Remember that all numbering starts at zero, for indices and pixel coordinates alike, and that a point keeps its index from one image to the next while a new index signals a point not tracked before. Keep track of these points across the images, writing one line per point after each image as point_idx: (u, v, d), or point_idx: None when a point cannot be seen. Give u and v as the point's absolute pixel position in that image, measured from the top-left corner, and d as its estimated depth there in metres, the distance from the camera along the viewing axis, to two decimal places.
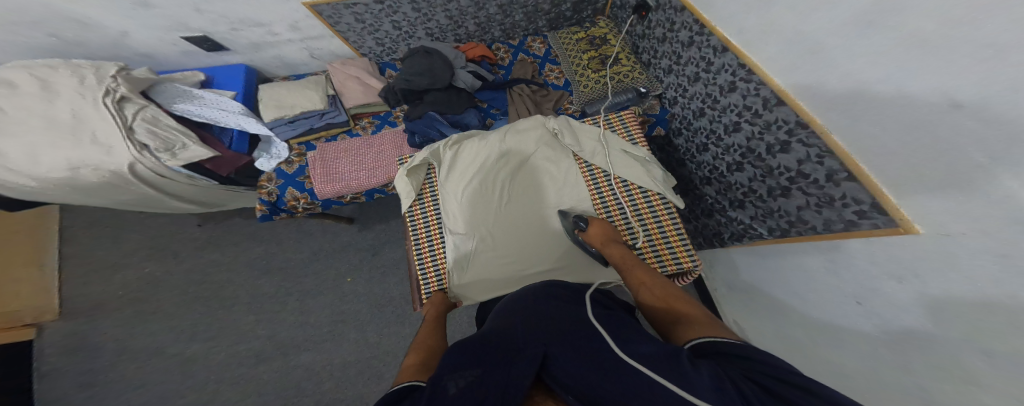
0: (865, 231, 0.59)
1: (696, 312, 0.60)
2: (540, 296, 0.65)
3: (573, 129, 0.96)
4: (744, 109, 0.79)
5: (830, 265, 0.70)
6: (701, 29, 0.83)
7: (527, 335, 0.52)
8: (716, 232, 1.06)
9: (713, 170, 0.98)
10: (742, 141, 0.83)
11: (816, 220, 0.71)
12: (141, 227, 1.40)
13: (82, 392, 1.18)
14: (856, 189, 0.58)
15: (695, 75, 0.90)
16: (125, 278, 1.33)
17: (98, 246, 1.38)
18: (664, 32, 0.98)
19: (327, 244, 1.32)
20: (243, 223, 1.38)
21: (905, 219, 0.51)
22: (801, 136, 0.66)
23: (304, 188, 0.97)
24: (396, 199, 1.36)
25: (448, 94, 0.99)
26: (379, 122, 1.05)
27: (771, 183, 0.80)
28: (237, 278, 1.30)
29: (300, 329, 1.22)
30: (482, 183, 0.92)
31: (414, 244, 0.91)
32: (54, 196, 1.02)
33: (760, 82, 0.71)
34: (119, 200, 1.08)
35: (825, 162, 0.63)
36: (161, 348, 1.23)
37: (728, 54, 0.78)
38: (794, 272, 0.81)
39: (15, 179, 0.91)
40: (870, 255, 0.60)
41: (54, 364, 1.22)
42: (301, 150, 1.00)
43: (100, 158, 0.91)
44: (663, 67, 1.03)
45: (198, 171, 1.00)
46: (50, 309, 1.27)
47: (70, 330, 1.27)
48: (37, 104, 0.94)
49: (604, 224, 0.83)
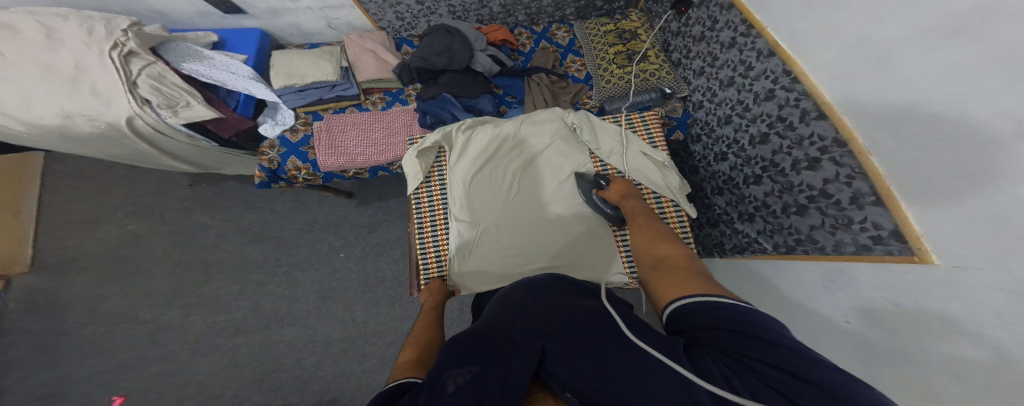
0: (877, 256, 0.60)
1: (688, 261, 0.62)
2: (540, 290, 0.63)
3: (592, 126, 0.96)
4: (778, 119, 0.79)
5: (830, 284, 0.71)
6: (750, 31, 0.82)
7: (526, 329, 0.50)
8: (717, 243, 1.07)
9: (727, 181, 0.99)
10: (767, 153, 0.83)
11: (827, 241, 0.72)
12: (127, 184, 1.34)
13: (44, 351, 1.13)
14: (880, 215, 0.59)
15: (730, 80, 0.91)
16: (105, 236, 1.27)
17: (80, 200, 1.31)
18: (702, 32, 0.98)
19: (322, 217, 1.28)
20: (236, 187, 1.32)
21: (923, 249, 0.52)
22: (835, 155, 0.66)
23: (306, 159, 0.94)
24: (399, 178, 1.32)
25: (464, 77, 0.98)
26: (390, 99, 1.03)
27: (787, 199, 0.81)
28: (225, 245, 1.25)
29: (286, 303, 1.18)
30: (494, 170, 0.92)
31: (417, 225, 0.90)
32: (47, 144, 0.99)
33: (803, 91, 0.71)
34: (111, 153, 1.05)
35: (854, 183, 0.63)
36: (134, 312, 1.18)
37: (774, 59, 0.77)
38: (790, 284, 0.83)
39: (3, 122, 0.89)
40: (875, 280, 0.61)
41: (17, 319, 1.17)
42: (307, 119, 0.99)
43: (97, 110, 0.88)
44: (693, 69, 1.04)
45: (198, 132, 0.98)
46: (20, 261, 1.22)
47: (39, 286, 1.21)
48: (39, 50, 0.92)
49: (627, 181, 0.87)
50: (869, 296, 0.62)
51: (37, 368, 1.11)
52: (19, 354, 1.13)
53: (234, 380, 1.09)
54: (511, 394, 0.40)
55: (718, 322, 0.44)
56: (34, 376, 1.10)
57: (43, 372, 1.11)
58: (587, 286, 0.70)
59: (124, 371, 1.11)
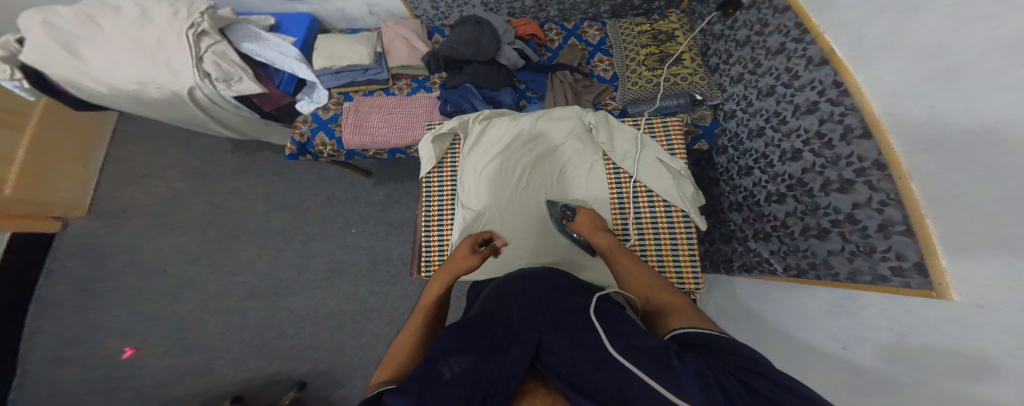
0: (892, 288, 0.56)
1: (681, 302, 0.57)
2: (541, 281, 0.61)
3: (610, 127, 0.94)
4: (816, 135, 0.72)
5: (834, 309, 0.66)
6: (803, 36, 0.74)
7: (522, 320, 0.48)
8: (726, 259, 1.02)
9: (748, 197, 0.93)
10: (797, 170, 0.78)
11: (843, 268, 0.67)
12: (179, 146, 1.48)
13: (82, 294, 1.28)
14: (907, 246, 0.54)
15: (770, 89, 0.84)
16: (152, 190, 1.41)
17: (138, 157, 1.47)
18: (748, 36, 0.91)
19: (341, 192, 1.33)
20: (270, 158, 1.42)
21: (943, 284, 0.48)
22: (872, 177, 0.60)
23: (332, 135, 1.01)
24: (418, 162, 1.36)
25: (488, 69, 1.01)
26: (416, 85, 1.09)
27: (809, 221, 0.75)
28: (250, 210, 1.34)
29: (297, 271, 1.25)
30: (504, 165, 0.92)
31: (425, 207, 0.94)
32: (120, 104, 1.12)
33: (850, 106, 0.63)
34: (170, 116, 1.17)
35: (885, 211, 0.58)
36: (162, 266, 1.30)
37: (825, 68, 0.69)
38: (788, 306, 0.78)
39: (90, 84, 1.02)
40: (882, 311, 0.57)
41: (66, 260, 1.33)
42: (339, 99, 1.07)
43: (167, 80, 1.00)
44: (731, 75, 0.97)
45: (245, 104, 1.08)
46: (79, 206, 1.37)
47: (91, 231, 1.36)
48: (132, 27, 1.05)
49: (590, 211, 0.84)
50: (874, 326, 0.57)
51: (74, 307, 1.27)
52: (59, 294, 1.29)
53: (236, 341, 1.17)
54: (504, 385, 0.38)
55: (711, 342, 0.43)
56: (73, 313, 1.26)
57: (80, 311, 1.26)
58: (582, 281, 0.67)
59: (144, 319, 1.23)
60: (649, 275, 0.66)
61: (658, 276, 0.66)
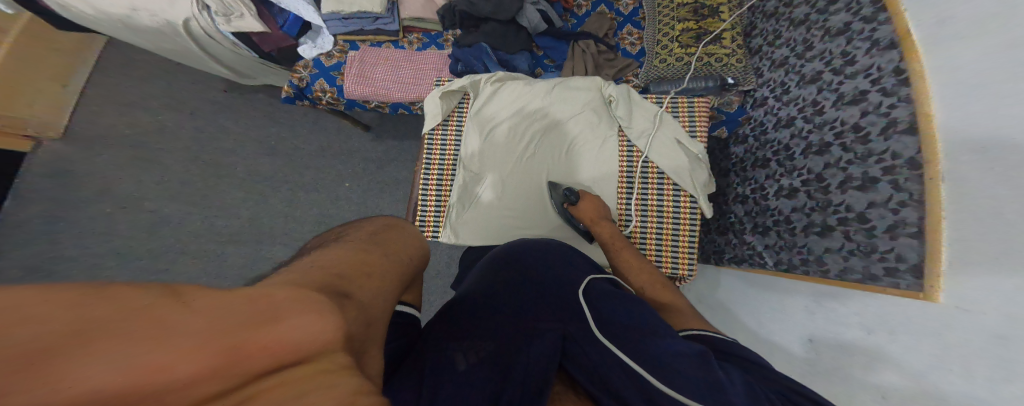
0: (878, 287, 0.58)
1: (679, 302, 0.67)
2: (557, 259, 0.67)
3: (630, 101, 0.90)
4: (852, 128, 0.68)
5: (812, 303, 0.69)
6: (877, 13, 0.65)
7: (541, 310, 0.55)
8: (718, 250, 1.01)
9: (756, 190, 0.90)
10: (818, 165, 0.74)
11: (836, 265, 0.68)
12: (169, 78, 1.44)
13: (48, 220, 1.24)
14: (910, 247, 0.55)
15: (815, 76, 0.76)
16: (136, 121, 1.38)
17: (125, 84, 1.43)
18: (807, 14, 0.79)
19: (337, 143, 1.34)
20: (265, 100, 1.40)
21: (934, 286, 0.50)
22: (900, 176, 0.58)
23: (333, 83, 1.01)
24: (418, 121, 1.35)
25: (507, 30, 0.98)
26: (427, 41, 1.06)
27: (815, 218, 0.74)
28: (241, 152, 1.34)
29: (284, 219, 1.27)
30: (513, 131, 0.91)
31: (426, 162, 0.92)
32: (112, 31, 1.06)
33: (905, 97, 0.58)
34: (160, 46, 1.10)
35: (901, 211, 0.57)
36: (141, 199, 1.29)
37: (891, 53, 0.61)
38: (764, 301, 0.81)
39: (77, 4, 0.95)
40: (860, 308, 0.60)
41: (34, 182, 1.28)
42: (344, 47, 1.04)
43: (161, 8, 0.93)
44: (773, 59, 0.89)
45: (243, 42, 1.03)
46: (54, 127, 1.32)
47: (63, 155, 1.32)
48: None
49: (595, 199, 0.85)
50: (848, 322, 0.61)
51: (38, 230, 1.23)
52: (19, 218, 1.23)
53: (215, 281, 1.20)
54: (541, 376, 0.47)
55: (718, 347, 0.53)
56: (36, 237, 1.22)
57: (44, 236, 1.22)
58: (587, 263, 0.70)
59: (117, 249, 1.22)
60: (652, 273, 0.75)
61: (659, 274, 0.75)
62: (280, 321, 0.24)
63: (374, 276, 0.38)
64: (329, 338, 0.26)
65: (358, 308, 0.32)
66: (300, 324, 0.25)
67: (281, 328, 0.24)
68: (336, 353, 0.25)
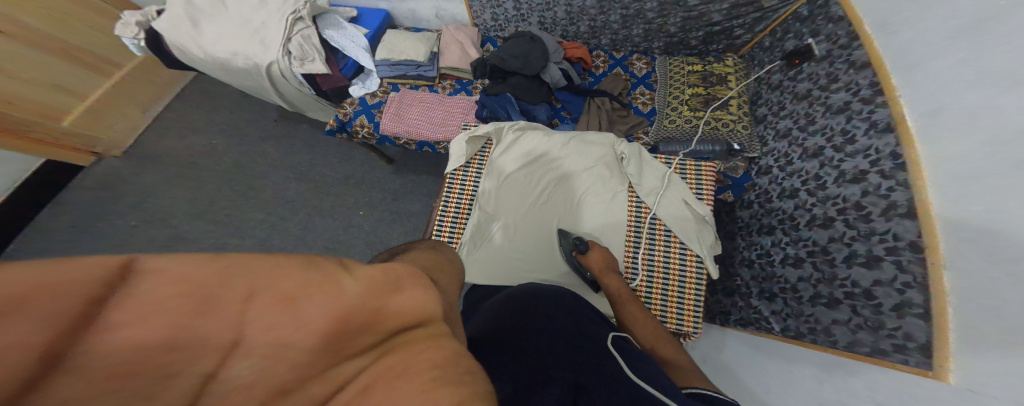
0: (888, 363, 0.54)
1: (682, 360, 0.61)
2: (553, 302, 0.62)
3: (642, 160, 0.91)
4: (854, 207, 0.66)
5: (822, 373, 0.60)
6: (874, 96, 0.65)
7: (553, 351, 0.51)
8: (723, 311, 0.94)
9: (762, 255, 0.86)
10: (823, 238, 0.71)
11: (843, 336, 0.63)
12: (228, 108, 1.61)
13: (87, 225, 1.35)
14: (918, 327, 0.51)
15: (817, 150, 0.76)
16: (190, 143, 1.53)
17: (191, 111, 1.61)
18: (809, 89, 0.82)
19: (361, 173, 1.41)
20: (306, 131, 1.53)
21: (944, 366, 0.46)
22: (902, 257, 0.55)
23: (372, 119, 1.12)
24: (439, 158, 1.41)
25: (531, 83, 1.06)
26: (459, 87, 1.17)
27: (821, 289, 0.70)
28: (272, 176, 1.44)
29: (294, 241, 1.31)
30: (527, 178, 0.94)
31: (445, 198, 0.94)
32: (207, 69, 1.21)
33: (902, 181, 0.56)
34: (242, 84, 1.26)
35: (906, 292, 0.54)
36: (170, 213, 1.38)
37: (888, 136, 0.60)
38: (771, 366, 0.70)
39: (192, 49, 1.12)
40: (871, 383, 0.53)
41: (86, 190, 1.43)
42: (387, 89, 1.17)
43: (255, 53, 1.09)
44: (777, 129, 0.90)
45: (308, 81, 1.14)
46: (120, 146, 1.51)
47: (116, 169, 1.48)
48: (248, 9, 1.13)
49: (604, 252, 0.81)
50: (859, 395, 0.52)
51: (74, 233, 1.34)
52: (65, 220, 1.37)
53: None
54: None
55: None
56: (69, 240, 1.32)
57: (77, 239, 1.32)
58: (597, 317, 0.63)
59: None
60: (657, 328, 0.69)
61: (664, 330, 0.69)
62: (403, 294, 0.29)
63: (446, 272, 0.42)
64: (433, 308, 0.30)
65: (441, 291, 0.37)
66: (419, 295, 0.29)
67: (405, 298, 0.28)
68: (438, 322, 0.29)
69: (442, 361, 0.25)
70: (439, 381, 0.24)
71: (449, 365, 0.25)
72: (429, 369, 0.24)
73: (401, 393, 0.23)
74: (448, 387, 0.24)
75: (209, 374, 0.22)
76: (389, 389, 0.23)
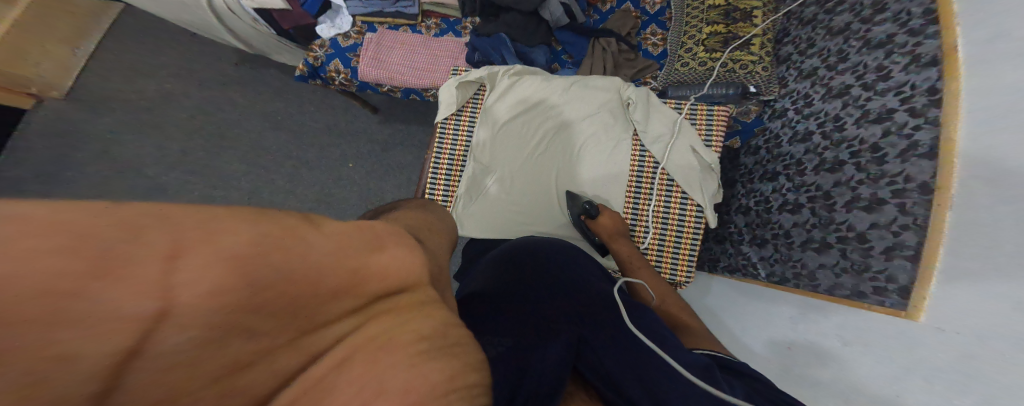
0: (865, 304, 0.57)
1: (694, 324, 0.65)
2: (549, 254, 0.62)
3: (648, 106, 0.85)
4: (868, 148, 0.65)
5: (798, 315, 0.66)
6: (926, 26, 0.59)
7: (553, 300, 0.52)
8: (714, 259, 0.98)
9: (760, 202, 0.87)
10: (828, 182, 0.71)
11: (826, 281, 0.66)
12: (181, 48, 1.43)
13: (44, 178, 1.24)
14: (903, 269, 0.54)
15: (843, 90, 0.72)
16: (142, 89, 1.37)
17: (137, 50, 1.43)
18: (848, 23, 0.74)
19: (345, 123, 1.32)
20: (276, 76, 1.39)
21: (917, 307, 0.49)
22: (908, 200, 0.56)
23: (348, 64, 1.02)
24: (428, 107, 1.32)
25: (528, 22, 0.96)
26: (445, 27, 1.06)
27: (815, 234, 0.71)
28: (246, 125, 1.33)
29: (283, 193, 1.26)
30: (524, 127, 0.89)
31: (437, 148, 0.89)
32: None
33: (933, 119, 0.55)
34: (178, 17, 1.09)
35: (901, 234, 0.55)
36: (139, 166, 1.28)
37: (929, 70, 0.57)
38: (751, 308, 0.78)
39: None
40: (842, 322, 0.59)
41: (32, 139, 1.29)
42: (362, 28, 1.04)
43: None
44: (801, 69, 0.84)
45: (263, 17, 1.02)
46: (59, 87, 1.34)
47: (64, 115, 1.33)
48: None
49: (615, 216, 0.80)
50: (825, 332, 0.60)
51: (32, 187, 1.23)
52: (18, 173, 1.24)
53: None
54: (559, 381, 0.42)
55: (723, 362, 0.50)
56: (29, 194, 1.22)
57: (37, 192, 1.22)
58: (598, 270, 0.64)
59: None
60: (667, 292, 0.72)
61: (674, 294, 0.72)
62: (387, 252, 0.28)
63: (434, 230, 0.41)
64: (419, 273, 0.30)
65: (430, 251, 0.36)
66: (401, 257, 0.29)
67: (385, 258, 0.28)
68: (424, 287, 0.30)
69: (428, 333, 0.26)
70: (425, 354, 0.25)
71: (435, 336, 0.27)
72: (414, 342, 0.25)
73: (386, 367, 0.23)
74: (435, 361, 0.25)
75: (131, 349, 0.18)
76: (371, 361, 0.23)
